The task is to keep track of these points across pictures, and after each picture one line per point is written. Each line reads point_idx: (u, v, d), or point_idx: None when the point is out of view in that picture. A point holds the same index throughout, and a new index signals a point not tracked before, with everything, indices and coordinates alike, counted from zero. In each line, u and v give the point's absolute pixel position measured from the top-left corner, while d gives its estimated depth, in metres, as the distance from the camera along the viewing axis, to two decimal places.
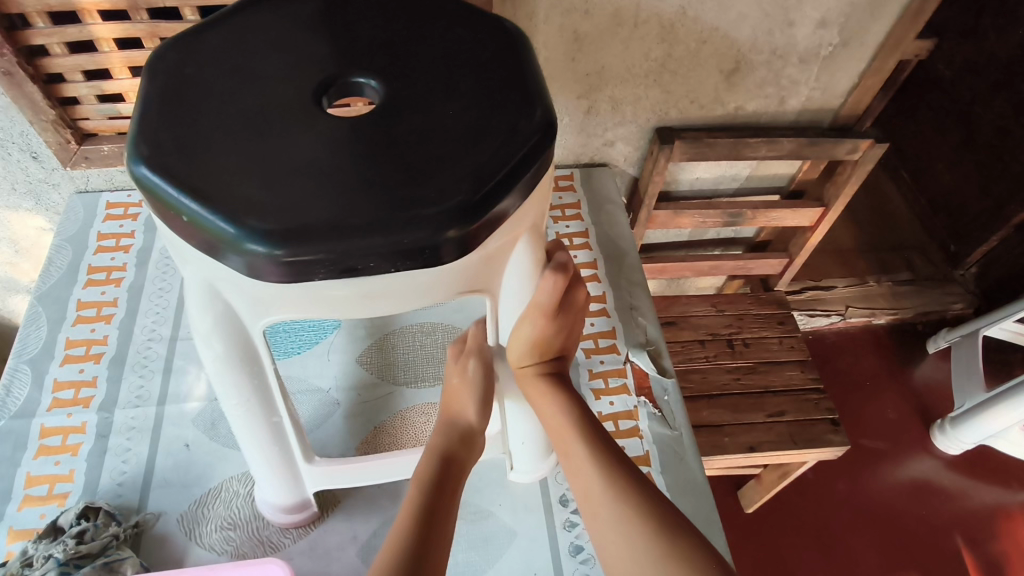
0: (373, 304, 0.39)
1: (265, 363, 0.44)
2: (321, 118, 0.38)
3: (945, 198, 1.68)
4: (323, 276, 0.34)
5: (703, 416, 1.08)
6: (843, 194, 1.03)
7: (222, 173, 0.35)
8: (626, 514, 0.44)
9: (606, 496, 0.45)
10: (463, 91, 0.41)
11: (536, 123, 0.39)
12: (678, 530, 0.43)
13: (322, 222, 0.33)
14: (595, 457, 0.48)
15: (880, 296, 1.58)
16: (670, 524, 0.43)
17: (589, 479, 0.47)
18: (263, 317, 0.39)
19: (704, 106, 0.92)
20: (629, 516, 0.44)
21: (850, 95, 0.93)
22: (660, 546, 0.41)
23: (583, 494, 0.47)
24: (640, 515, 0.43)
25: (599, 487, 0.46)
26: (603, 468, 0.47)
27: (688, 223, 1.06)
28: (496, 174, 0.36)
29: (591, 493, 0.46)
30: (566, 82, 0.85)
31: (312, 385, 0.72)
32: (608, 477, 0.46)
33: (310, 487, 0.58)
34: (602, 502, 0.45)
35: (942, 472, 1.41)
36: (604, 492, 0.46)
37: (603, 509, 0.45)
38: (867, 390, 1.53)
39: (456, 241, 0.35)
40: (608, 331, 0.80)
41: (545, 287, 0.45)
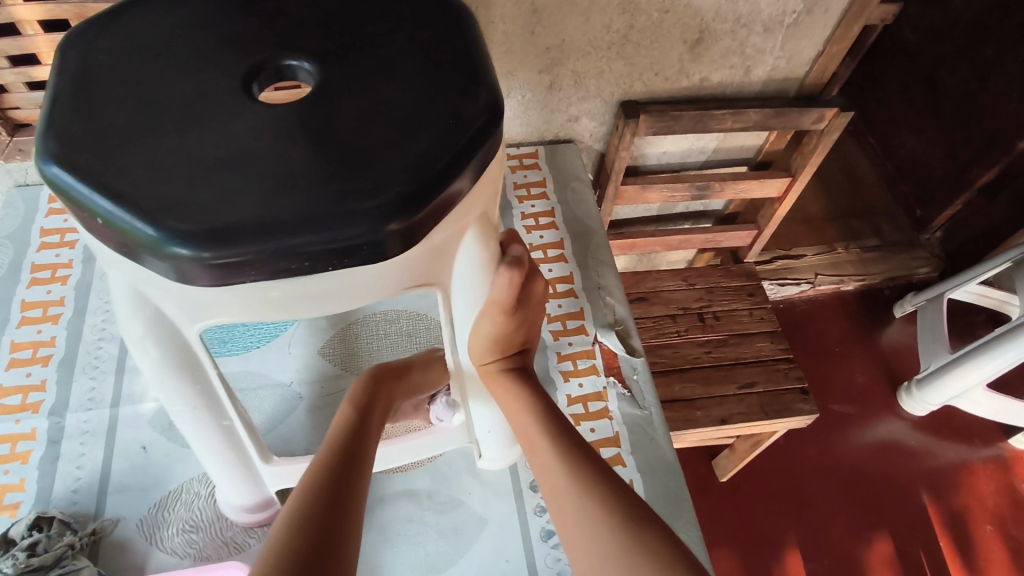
0: (314, 304, 0.37)
1: (208, 368, 0.42)
2: (248, 106, 0.36)
3: (911, 164, 1.70)
4: (256, 278, 0.32)
5: (675, 390, 1.08)
6: (810, 163, 1.02)
7: (139, 169, 0.32)
8: (593, 509, 0.43)
9: (571, 491, 0.44)
10: (402, 72, 0.38)
11: (481, 107, 0.37)
12: (644, 517, 0.42)
13: (249, 221, 0.31)
14: (560, 450, 0.47)
15: (847, 263, 1.59)
16: (636, 514, 0.42)
17: (555, 475, 0.46)
18: (198, 321, 0.37)
19: (669, 78, 0.90)
20: (596, 511, 0.43)
21: (815, 64, 0.92)
22: (627, 536, 0.41)
23: (550, 492, 0.46)
24: (606, 511, 0.42)
25: (566, 483, 0.45)
26: (569, 462, 0.46)
27: (656, 197, 1.04)
28: (438, 162, 0.34)
29: (558, 488, 0.45)
30: (526, 57, 0.82)
31: (272, 380, 0.70)
32: (572, 472, 0.45)
33: (270, 487, 0.57)
34: (569, 499, 0.44)
35: (908, 433, 1.44)
36: (569, 489, 0.45)
37: (570, 506, 0.44)
38: (836, 356, 1.55)
39: (400, 235, 0.33)
40: (576, 312, 0.79)
41: (500, 285, 0.43)
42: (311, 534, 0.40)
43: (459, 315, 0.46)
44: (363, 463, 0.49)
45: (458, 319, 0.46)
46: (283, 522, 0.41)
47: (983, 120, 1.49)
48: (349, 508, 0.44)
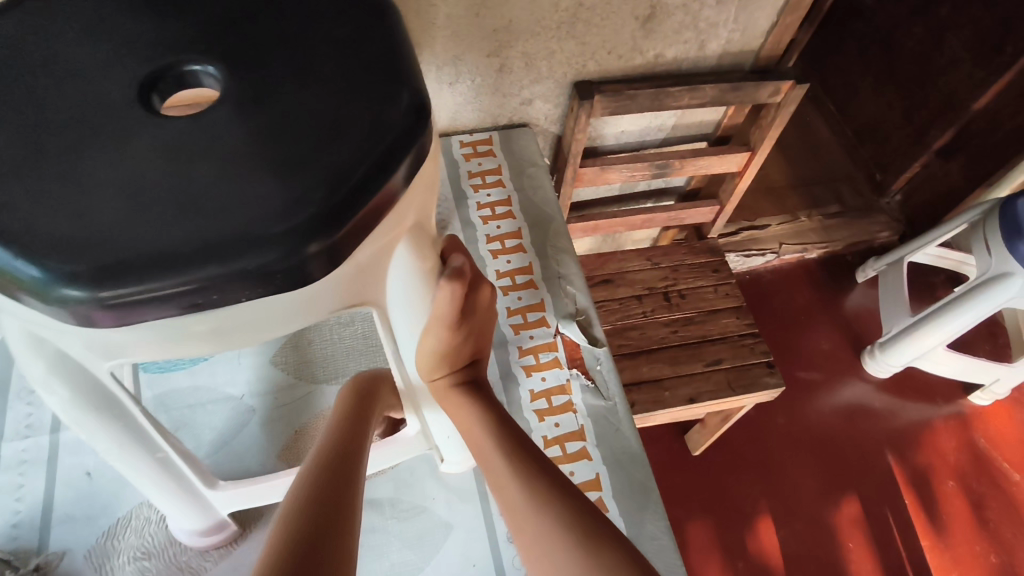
0: (236, 335, 0.34)
1: (127, 403, 0.39)
2: (145, 119, 0.32)
3: (869, 129, 1.71)
4: (160, 314, 0.30)
5: (643, 372, 1.08)
6: (768, 137, 1.00)
7: (19, 198, 0.29)
8: (548, 526, 0.42)
9: (525, 507, 0.43)
10: (317, 74, 0.35)
11: (403, 110, 0.34)
12: (600, 531, 0.41)
13: (145, 254, 0.28)
14: (514, 466, 0.45)
15: (811, 231, 1.60)
16: (592, 528, 0.41)
17: (510, 490, 0.44)
18: (106, 361, 0.34)
19: (623, 56, 0.88)
20: (551, 528, 0.42)
21: (770, 35, 0.90)
22: (583, 552, 0.40)
23: (505, 508, 0.45)
24: (562, 526, 0.41)
25: (521, 498, 0.44)
26: (524, 476, 0.44)
27: (617, 178, 1.02)
28: (356, 174, 0.31)
29: (513, 505, 0.44)
30: (473, 40, 0.79)
31: (223, 394, 0.68)
32: (527, 488, 0.44)
33: (221, 509, 0.55)
34: (524, 513, 0.43)
35: (873, 395, 1.47)
36: (524, 505, 0.43)
37: (525, 523, 0.43)
38: (801, 324, 1.57)
39: (319, 257, 0.31)
40: (536, 303, 0.77)
41: (443, 298, 0.42)
42: (300, 551, 0.37)
43: (402, 330, 0.44)
44: (354, 477, 0.46)
45: (404, 337, 0.45)
46: (270, 543, 0.38)
47: (938, 83, 1.49)
48: (340, 527, 0.40)
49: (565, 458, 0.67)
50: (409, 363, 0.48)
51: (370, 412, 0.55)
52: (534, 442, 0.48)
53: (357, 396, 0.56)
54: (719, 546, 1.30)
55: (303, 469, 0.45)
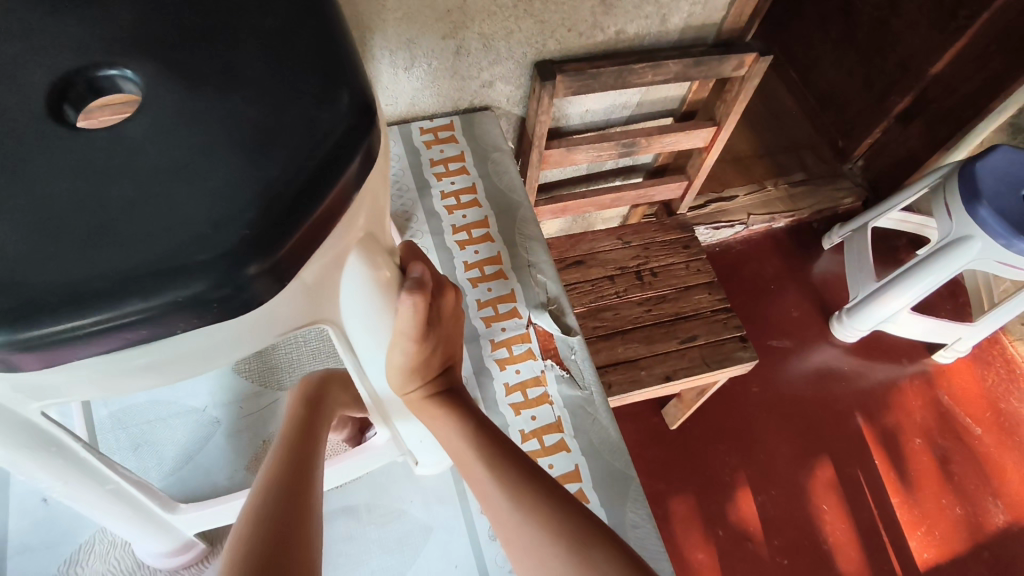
0: (178, 367, 0.32)
1: (66, 440, 0.37)
2: (56, 137, 0.30)
3: (831, 96, 1.71)
4: (87, 354, 0.27)
5: (619, 352, 1.08)
6: (733, 111, 0.99)
7: None
8: (540, 535, 0.42)
9: (513, 517, 0.43)
10: (244, 75, 0.32)
11: (342, 113, 0.32)
12: (589, 533, 0.41)
13: (59, 291, 0.26)
14: (498, 477, 0.44)
15: (778, 200, 1.60)
16: (582, 532, 0.41)
17: (496, 502, 0.44)
18: (35, 402, 0.32)
19: (584, 33, 0.85)
20: (541, 537, 0.41)
21: (732, 7, 0.88)
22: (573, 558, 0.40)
23: (494, 520, 0.44)
24: (552, 535, 0.41)
25: (507, 511, 0.43)
26: (508, 487, 0.44)
27: (583, 159, 1.00)
28: (292, 187, 0.29)
29: (501, 518, 0.44)
30: (427, 22, 0.75)
31: (183, 407, 0.65)
32: (515, 499, 0.43)
33: (187, 530, 0.53)
34: (513, 526, 0.43)
35: (842, 359, 1.50)
36: (512, 516, 0.43)
37: (516, 533, 0.43)
38: (771, 293, 1.58)
39: (262, 278, 0.29)
40: (507, 294, 0.75)
41: (403, 309, 0.40)
42: None
43: (366, 345, 0.41)
44: (307, 498, 0.45)
45: (367, 353, 0.42)
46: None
47: (897, 48, 1.50)
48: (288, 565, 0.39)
49: (543, 451, 0.66)
50: (375, 379, 0.45)
51: (320, 422, 0.53)
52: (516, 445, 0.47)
53: (307, 409, 0.54)
54: (699, 516, 1.32)
55: (252, 496, 0.44)
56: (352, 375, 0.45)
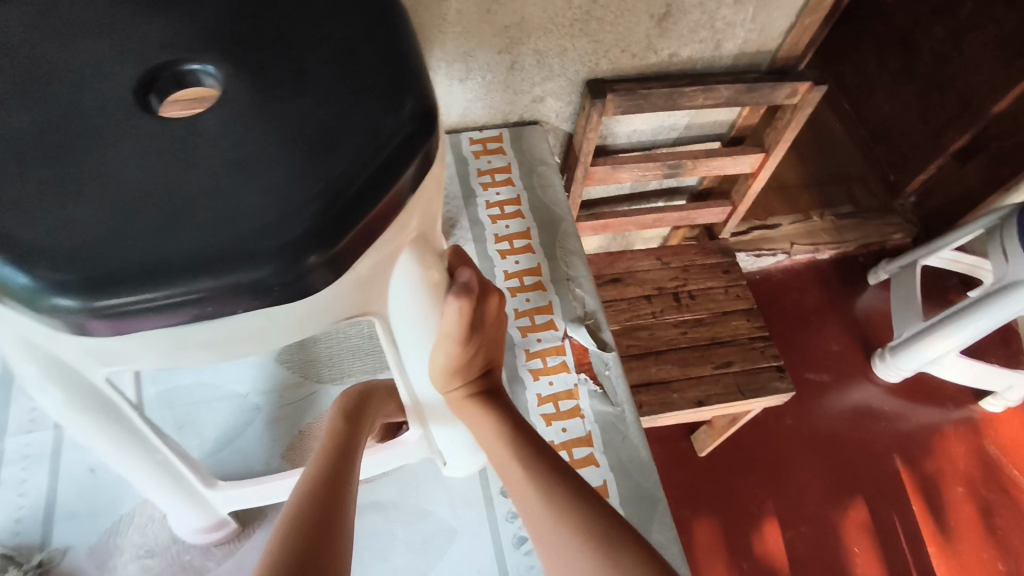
0: (234, 345, 0.33)
1: (128, 409, 0.39)
2: (140, 122, 0.32)
3: (885, 129, 1.68)
4: (155, 325, 0.29)
5: (652, 372, 1.07)
6: (784, 139, 0.98)
7: (10, 206, 0.29)
8: (572, 536, 0.42)
9: (547, 519, 0.43)
10: (316, 78, 0.34)
11: (406, 117, 0.34)
12: (621, 538, 0.41)
13: (136, 265, 0.28)
14: (534, 476, 0.45)
15: (823, 231, 1.59)
16: (614, 536, 0.41)
17: (531, 501, 0.44)
18: (102, 368, 0.34)
19: (637, 55, 0.86)
20: (574, 539, 0.42)
21: (788, 36, 0.87)
22: (605, 562, 0.40)
23: (528, 519, 0.45)
24: (585, 537, 0.41)
25: (542, 511, 0.43)
26: (544, 488, 0.44)
27: (628, 177, 1.01)
28: (356, 184, 0.31)
29: (535, 518, 0.44)
30: (484, 36, 0.77)
31: (227, 391, 0.67)
32: (549, 501, 0.43)
33: (222, 508, 0.55)
34: (546, 526, 0.43)
35: (882, 399, 1.46)
36: (546, 516, 0.43)
37: (549, 533, 0.43)
38: (811, 326, 1.55)
39: (320, 269, 0.30)
40: (544, 306, 0.76)
41: (450, 309, 0.42)
42: None
43: (412, 343, 0.43)
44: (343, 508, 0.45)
45: (412, 354, 0.44)
46: None
47: (957, 84, 1.46)
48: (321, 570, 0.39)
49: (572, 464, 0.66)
50: (416, 379, 0.47)
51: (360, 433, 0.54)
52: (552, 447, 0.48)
53: (349, 415, 0.55)
54: (723, 547, 1.29)
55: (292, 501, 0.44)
56: (395, 372, 0.47)
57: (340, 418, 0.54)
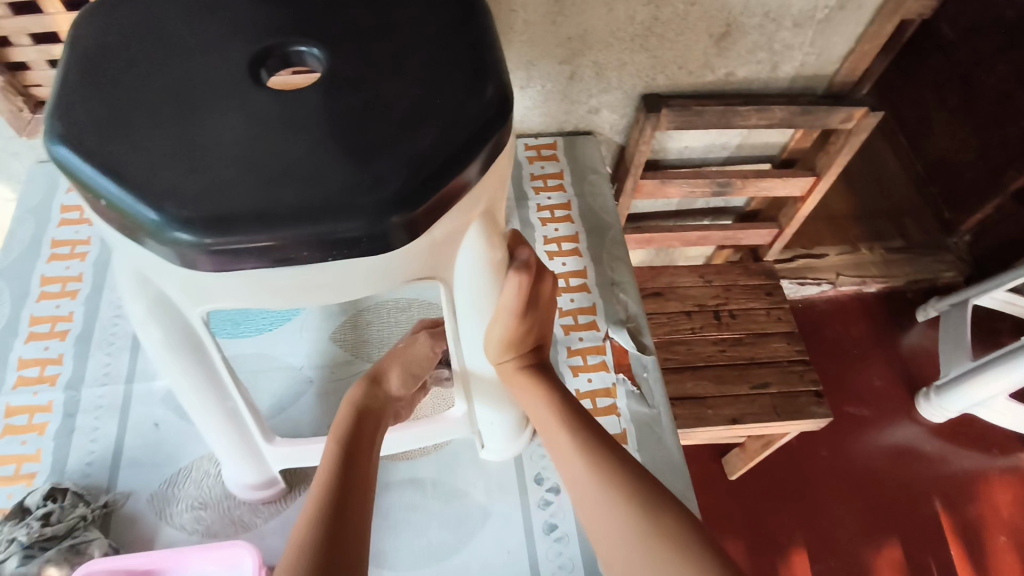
0: (315, 293, 0.37)
1: (211, 349, 0.43)
2: (255, 91, 0.36)
3: (942, 164, 1.65)
4: (255, 264, 0.33)
5: (687, 387, 1.08)
6: (836, 163, 0.99)
7: (141, 154, 0.33)
8: (614, 493, 0.44)
9: (591, 482, 0.45)
10: (409, 62, 0.38)
11: (486, 102, 0.37)
12: (660, 502, 0.43)
13: (247, 210, 0.32)
14: (580, 439, 0.48)
15: (872, 264, 1.58)
16: (654, 496, 0.43)
17: (575, 462, 0.47)
18: (200, 305, 0.38)
19: (694, 72, 0.88)
20: (615, 495, 0.44)
21: (846, 61, 0.88)
22: (644, 523, 0.42)
23: (571, 480, 0.47)
24: (626, 498, 0.43)
25: (584, 471, 0.46)
26: (588, 450, 0.47)
27: (676, 193, 1.02)
28: (439, 157, 0.34)
29: (578, 478, 0.46)
30: (547, 47, 0.81)
31: (283, 363, 0.71)
32: (591, 465, 0.46)
33: (275, 466, 0.58)
34: (589, 486, 0.46)
35: (924, 439, 1.42)
36: (588, 479, 0.46)
37: (591, 495, 0.45)
38: (853, 358, 1.52)
39: (400, 229, 0.34)
40: (588, 307, 0.78)
41: (509, 285, 0.45)
42: None
43: (472, 315, 0.47)
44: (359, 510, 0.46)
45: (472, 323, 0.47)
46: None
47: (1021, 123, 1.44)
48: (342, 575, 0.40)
49: None
50: (470, 351, 0.51)
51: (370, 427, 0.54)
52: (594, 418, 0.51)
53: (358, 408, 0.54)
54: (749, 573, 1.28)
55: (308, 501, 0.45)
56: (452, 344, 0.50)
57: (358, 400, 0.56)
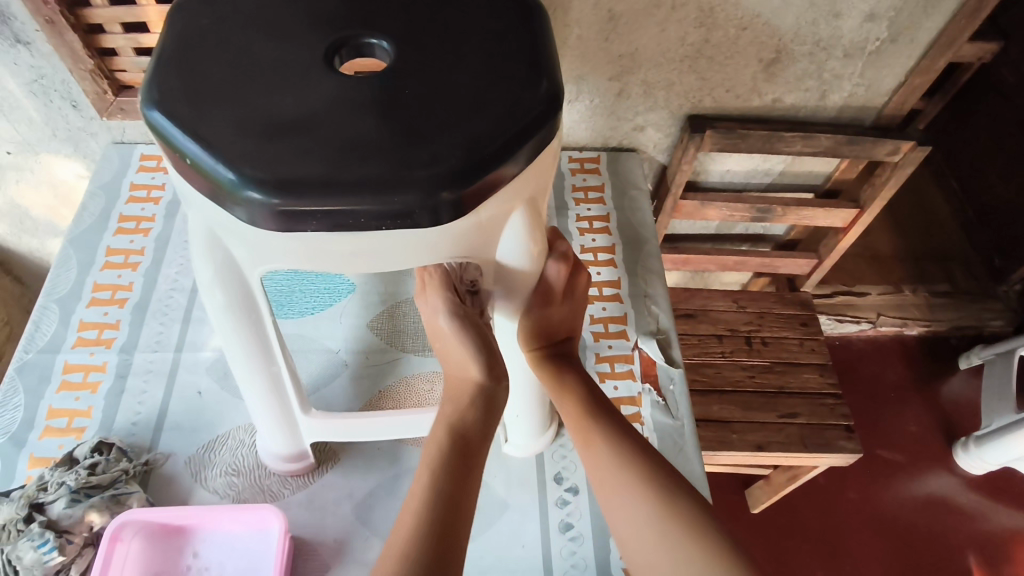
0: (365, 260, 0.40)
1: (264, 312, 0.47)
2: (328, 74, 0.39)
3: (994, 210, 1.61)
4: (316, 228, 0.36)
5: (712, 410, 1.08)
6: (881, 196, 0.98)
7: (224, 121, 0.37)
8: (638, 486, 0.47)
9: (614, 466, 0.49)
10: (470, 58, 0.41)
11: (539, 97, 0.39)
12: (678, 494, 0.46)
13: (313, 177, 0.35)
14: (608, 434, 0.51)
15: (914, 307, 1.54)
16: (675, 490, 0.47)
17: (602, 455, 0.50)
18: (261, 265, 0.42)
19: (741, 96, 0.89)
20: (639, 487, 0.47)
21: (896, 94, 0.88)
22: (661, 508, 0.46)
23: (596, 471, 0.50)
24: (645, 482, 0.47)
25: (611, 464, 0.49)
26: (615, 445, 0.50)
27: (716, 215, 1.03)
28: (492, 145, 0.37)
29: (603, 469, 0.50)
30: (598, 63, 0.83)
31: (321, 345, 0.74)
32: (617, 452, 0.50)
33: (308, 439, 0.61)
34: (613, 477, 0.49)
35: (961, 490, 1.37)
36: (613, 464, 0.49)
37: (615, 481, 0.49)
38: (890, 401, 1.48)
39: (449, 205, 0.36)
40: (619, 316, 0.79)
41: (551, 269, 0.53)
42: None
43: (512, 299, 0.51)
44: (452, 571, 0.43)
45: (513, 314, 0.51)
46: None
47: None
48: None
49: None
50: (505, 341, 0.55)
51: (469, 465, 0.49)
52: (620, 415, 0.54)
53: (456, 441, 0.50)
54: None
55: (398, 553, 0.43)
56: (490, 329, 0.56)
57: (452, 406, 0.53)
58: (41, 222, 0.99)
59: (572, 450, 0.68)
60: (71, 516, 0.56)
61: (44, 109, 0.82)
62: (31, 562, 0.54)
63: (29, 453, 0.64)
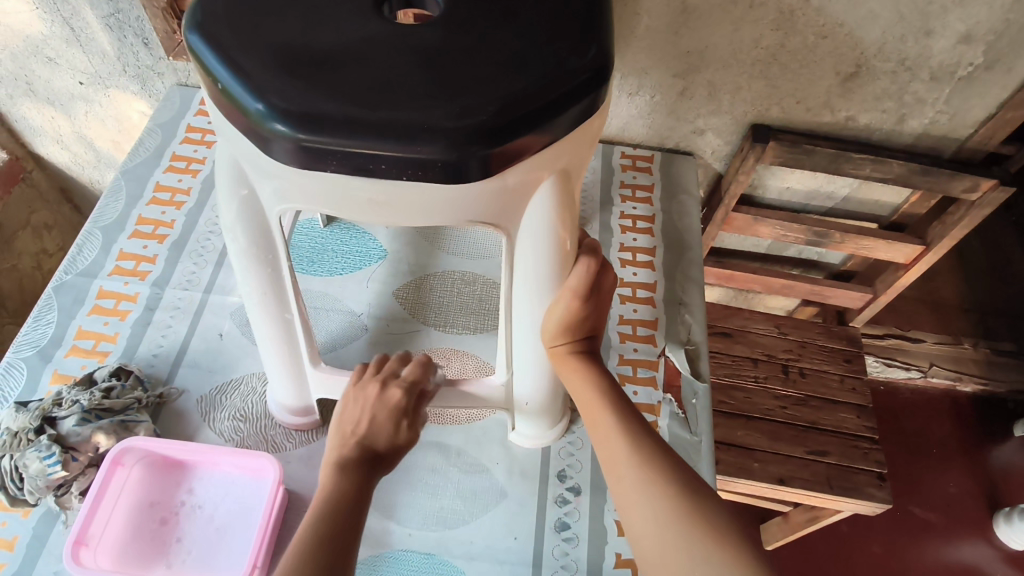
0: (385, 211, 0.39)
1: (283, 260, 0.46)
2: (373, 16, 0.38)
3: None
4: (336, 169, 0.35)
5: (736, 435, 1.04)
6: (951, 236, 0.91)
7: (259, 50, 0.36)
8: (651, 477, 0.47)
9: (628, 460, 0.49)
10: (522, 16, 0.39)
11: (587, 61, 0.37)
12: (689, 492, 0.46)
13: (337, 114, 0.34)
14: (623, 422, 0.51)
15: (972, 361, 1.45)
16: (688, 487, 0.46)
17: (616, 444, 0.50)
18: (281, 204, 0.41)
19: (812, 109, 0.84)
20: (652, 478, 0.47)
21: (983, 127, 0.82)
22: (676, 510, 0.45)
23: (608, 459, 0.50)
24: (660, 481, 0.46)
25: (624, 452, 0.49)
26: (629, 436, 0.50)
27: (768, 233, 0.98)
28: (529, 106, 0.35)
29: (615, 458, 0.50)
30: (664, 56, 0.80)
31: (344, 306, 0.74)
32: (629, 445, 0.49)
33: (316, 394, 0.60)
34: (626, 467, 0.49)
35: (996, 564, 1.27)
36: (625, 460, 0.49)
37: (627, 472, 0.48)
38: (931, 458, 1.38)
39: (478, 161, 0.35)
40: (650, 321, 0.77)
41: (577, 269, 0.51)
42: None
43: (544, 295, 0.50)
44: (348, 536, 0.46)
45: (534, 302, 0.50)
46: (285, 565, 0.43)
47: None
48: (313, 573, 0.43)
49: None
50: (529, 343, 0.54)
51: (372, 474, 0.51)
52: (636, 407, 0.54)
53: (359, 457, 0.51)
54: None
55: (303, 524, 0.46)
56: (502, 323, 0.54)
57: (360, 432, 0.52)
58: (104, 154, 1.02)
59: (580, 449, 0.65)
60: (80, 434, 0.57)
61: (117, 44, 0.85)
62: (36, 472, 0.55)
63: (54, 368, 0.66)
